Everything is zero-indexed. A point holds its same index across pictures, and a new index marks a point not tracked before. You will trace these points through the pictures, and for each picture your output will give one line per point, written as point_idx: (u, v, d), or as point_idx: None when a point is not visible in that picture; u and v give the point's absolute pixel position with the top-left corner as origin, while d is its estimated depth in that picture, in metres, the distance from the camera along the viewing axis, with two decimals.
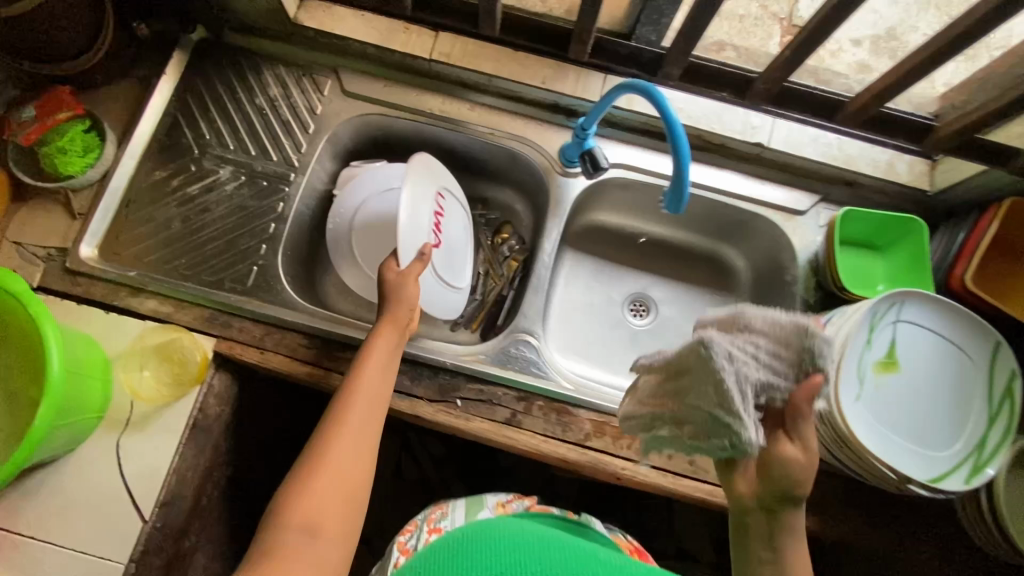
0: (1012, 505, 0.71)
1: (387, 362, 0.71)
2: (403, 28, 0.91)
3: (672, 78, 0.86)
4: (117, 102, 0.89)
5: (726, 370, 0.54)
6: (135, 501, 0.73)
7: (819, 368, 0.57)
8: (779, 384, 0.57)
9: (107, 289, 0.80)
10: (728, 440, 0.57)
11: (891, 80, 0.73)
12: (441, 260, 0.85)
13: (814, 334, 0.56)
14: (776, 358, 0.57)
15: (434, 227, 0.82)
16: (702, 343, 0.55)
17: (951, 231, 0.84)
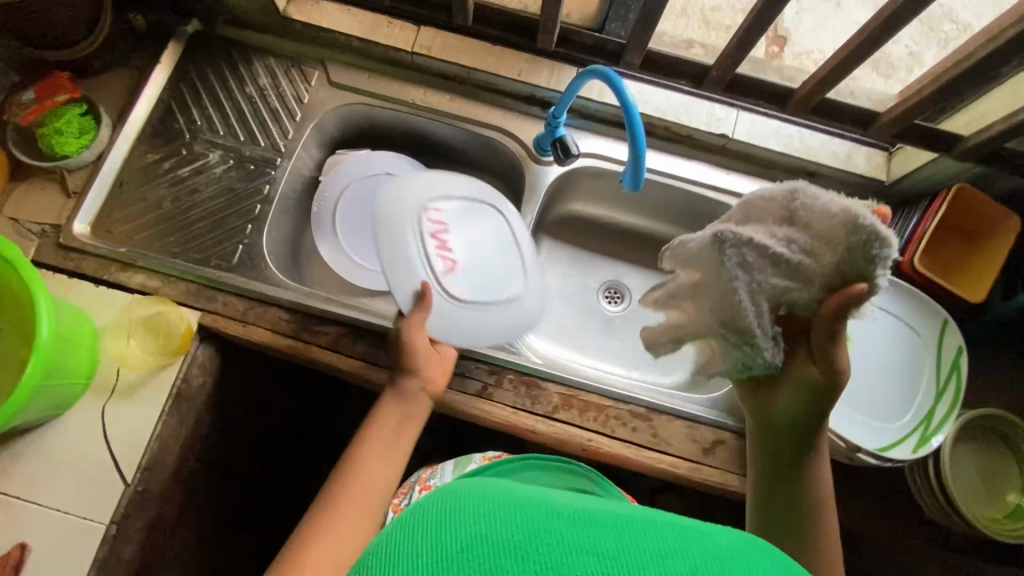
0: (960, 484, 0.75)
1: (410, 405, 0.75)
2: (386, 22, 0.93)
3: (633, 66, 0.90)
4: (113, 88, 0.92)
5: (737, 277, 0.58)
6: (118, 465, 0.77)
7: (865, 271, 0.56)
8: (809, 286, 0.59)
9: (98, 263, 0.84)
10: (746, 358, 0.62)
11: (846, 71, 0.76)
12: (469, 285, 0.82)
13: (864, 228, 0.54)
14: (814, 257, 0.57)
15: (440, 252, 0.80)
16: (717, 242, 0.58)
17: (905, 217, 0.87)
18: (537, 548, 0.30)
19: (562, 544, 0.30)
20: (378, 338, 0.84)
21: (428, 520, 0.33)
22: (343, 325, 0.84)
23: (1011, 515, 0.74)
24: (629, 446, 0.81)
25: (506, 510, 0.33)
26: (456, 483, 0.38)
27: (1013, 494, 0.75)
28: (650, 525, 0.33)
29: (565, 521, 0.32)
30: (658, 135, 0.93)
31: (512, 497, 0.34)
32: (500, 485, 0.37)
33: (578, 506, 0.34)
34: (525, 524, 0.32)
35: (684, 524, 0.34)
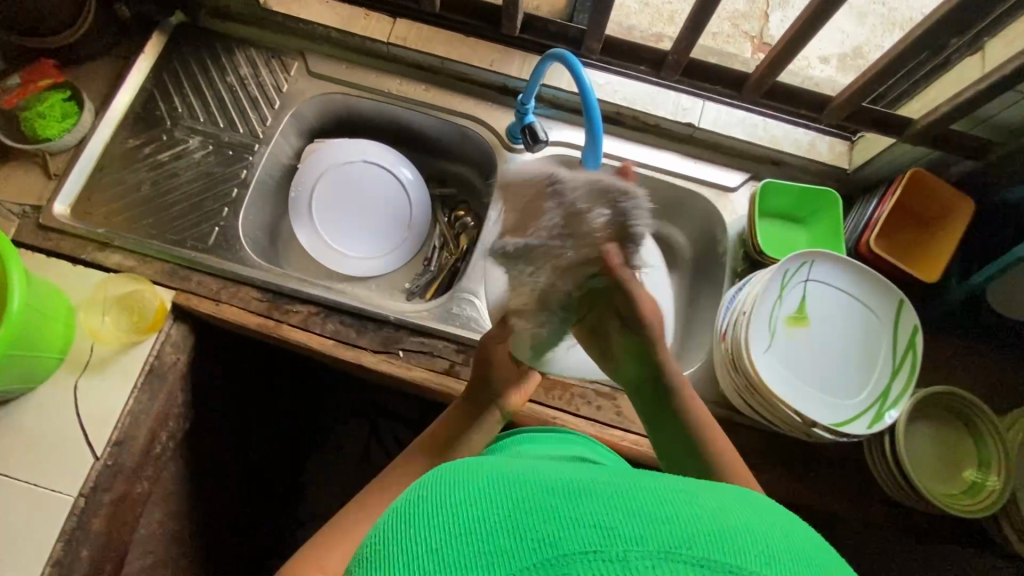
0: (914, 459, 0.76)
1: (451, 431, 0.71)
2: (363, 15, 0.96)
3: (594, 53, 0.92)
4: (97, 76, 0.94)
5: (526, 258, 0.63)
6: (88, 438, 0.78)
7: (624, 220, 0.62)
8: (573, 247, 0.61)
9: (76, 244, 0.86)
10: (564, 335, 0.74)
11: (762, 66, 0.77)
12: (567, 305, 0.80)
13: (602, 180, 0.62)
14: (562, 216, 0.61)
15: None
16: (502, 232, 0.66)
17: (865, 204, 0.89)
18: (528, 527, 0.30)
19: (553, 520, 0.30)
20: (350, 317, 0.85)
21: (427, 508, 0.33)
22: (314, 305, 0.85)
23: (969, 491, 0.74)
24: (593, 424, 0.82)
25: (498, 493, 0.32)
26: (462, 466, 0.38)
27: (970, 470, 0.76)
28: (649, 495, 0.31)
29: (558, 496, 0.31)
30: (627, 124, 0.95)
31: (508, 478, 0.34)
32: (504, 465, 0.37)
33: (577, 480, 0.33)
34: (518, 502, 0.31)
35: (688, 493, 0.32)
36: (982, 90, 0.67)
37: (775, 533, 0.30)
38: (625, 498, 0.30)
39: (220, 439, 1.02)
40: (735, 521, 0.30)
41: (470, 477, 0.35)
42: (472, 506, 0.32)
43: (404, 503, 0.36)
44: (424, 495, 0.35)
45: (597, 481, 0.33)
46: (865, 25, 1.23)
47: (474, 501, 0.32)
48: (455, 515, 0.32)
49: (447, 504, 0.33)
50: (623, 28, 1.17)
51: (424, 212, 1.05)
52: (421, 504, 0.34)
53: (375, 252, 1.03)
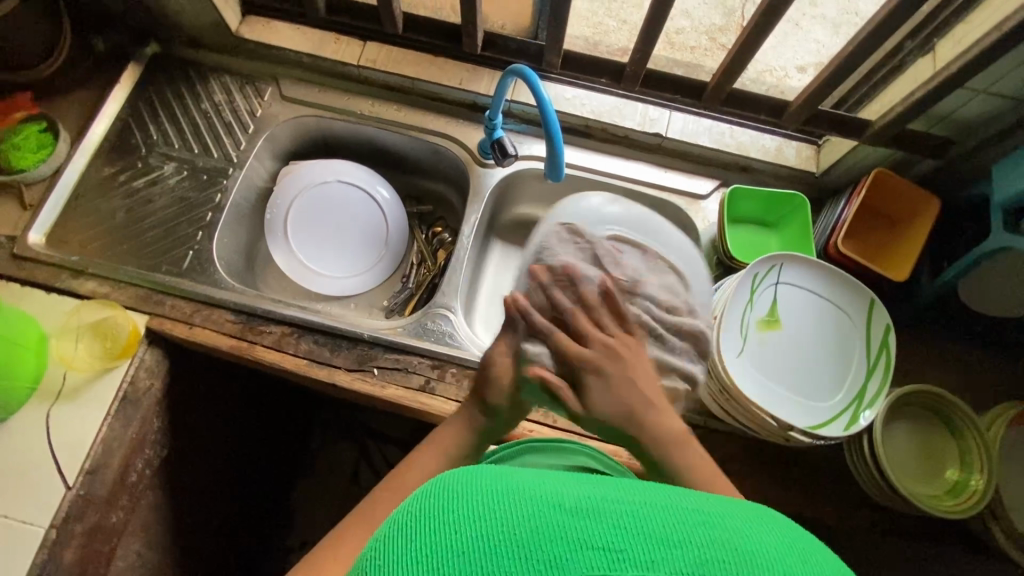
0: (893, 458, 0.75)
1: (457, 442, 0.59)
2: (334, 39, 0.98)
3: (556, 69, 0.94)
4: (73, 108, 0.96)
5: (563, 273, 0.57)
6: (60, 468, 0.77)
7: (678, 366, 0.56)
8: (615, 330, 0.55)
9: (50, 272, 0.86)
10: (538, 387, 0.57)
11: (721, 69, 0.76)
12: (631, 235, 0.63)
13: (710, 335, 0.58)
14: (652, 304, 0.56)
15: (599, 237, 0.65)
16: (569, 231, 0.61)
17: (833, 206, 0.89)
18: (535, 548, 0.27)
19: (563, 543, 0.28)
20: (325, 337, 0.85)
21: (421, 525, 0.30)
22: (287, 324, 0.85)
23: (951, 491, 0.73)
24: (571, 436, 0.81)
25: (503, 507, 0.30)
26: (453, 472, 0.35)
27: (952, 469, 0.75)
28: (656, 513, 0.30)
29: (563, 513, 0.29)
30: (596, 136, 0.97)
31: (511, 488, 0.31)
32: (500, 468, 0.35)
33: (580, 491, 0.31)
34: (523, 519, 0.29)
35: (692, 506, 0.31)
36: (932, 90, 0.68)
37: (802, 561, 0.29)
38: (634, 518, 0.29)
39: (201, 465, 1.01)
40: (740, 535, 0.29)
41: (468, 487, 0.32)
42: (473, 524, 0.29)
43: (394, 521, 0.33)
44: (416, 510, 0.32)
45: (601, 492, 0.31)
46: (837, 34, 1.25)
47: (477, 518, 0.29)
48: (455, 535, 0.29)
49: (442, 519, 0.30)
50: (597, 45, 1.20)
51: (401, 230, 1.05)
52: (416, 521, 0.31)
53: (353, 271, 1.03)
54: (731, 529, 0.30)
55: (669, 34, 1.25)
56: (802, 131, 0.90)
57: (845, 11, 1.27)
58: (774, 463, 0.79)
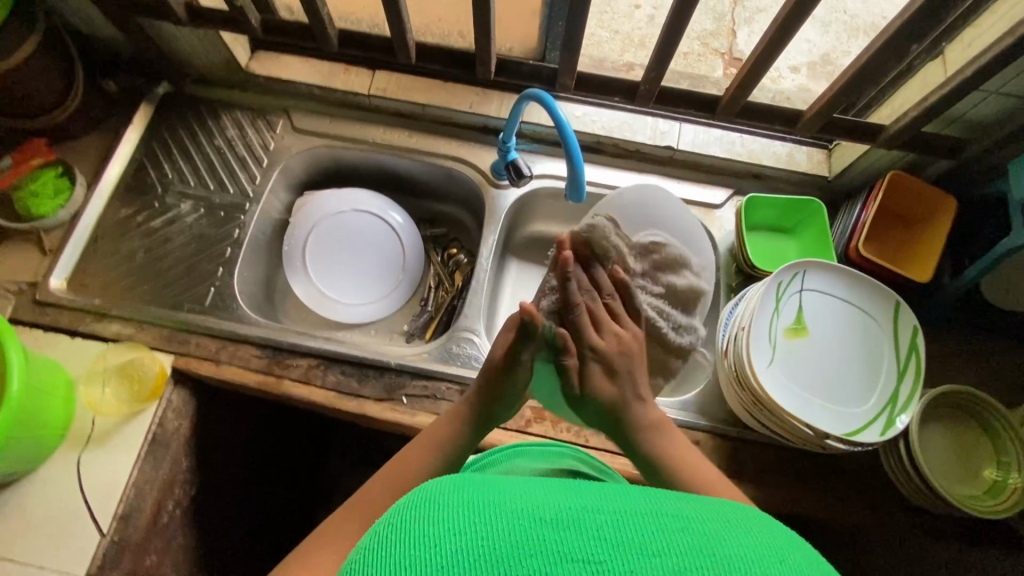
0: (929, 460, 0.75)
1: (449, 433, 0.61)
2: (343, 69, 0.99)
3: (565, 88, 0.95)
4: (88, 151, 0.97)
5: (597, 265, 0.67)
6: (94, 515, 0.77)
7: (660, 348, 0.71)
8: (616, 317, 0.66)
9: (73, 316, 0.86)
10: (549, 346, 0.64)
11: (735, 84, 0.77)
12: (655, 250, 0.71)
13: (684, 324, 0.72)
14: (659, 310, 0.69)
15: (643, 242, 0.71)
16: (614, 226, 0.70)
17: (849, 209, 0.90)
18: (515, 560, 0.28)
19: (544, 555, 0.29)
20: (351, 367, 0.85)
21: (403, 538, 0.31)
22: (313, 357, 0.85)
23: (990, 491, 0.73)
24: (604, 454, 0.81)
25: (483, 521, 0.31)
26: (433, 484, 0.36)
27: (989, 469, 0.74)
28: (639, 523, 0.31)
29: (543, 526, 0.30)
30: (608, 152, 0.97)
31: (492, 504, 0.32)
32: (479, 481, 0.36)
33: (558, 503, 0.32)
34: (502, 533, 0.30)
35: (673, 513, 0.32)
36: (947, 93, 0.68)
37: (782, 562, 0.30)
38: (615, 529, 0.30)
39: (226, 501, 0.99)
40: (722, 540, 0.30)
41: (451, 503, 0.33)
42: (453, 539, 0.30)
43: (377, 532, 0.33)
44: (398, 523, 0.33)
45: (581, 504, 0.33)
46: (830, 33, 1.27)
47: (456, 531, 0.30)
48: (435, 550, 0.29)
49: (425, 532, 0.31)
50: (600, 61, 1.21)
51: (417, 254, 1.05)
52: (397, 534, 0.31)
53: (371, 298, 1.03)
54: (709, 535, 0.31)
55: None
56: (813, 136, 0.91)
57: (834, 10, 1.29)
58: (811, 472, 0.79)
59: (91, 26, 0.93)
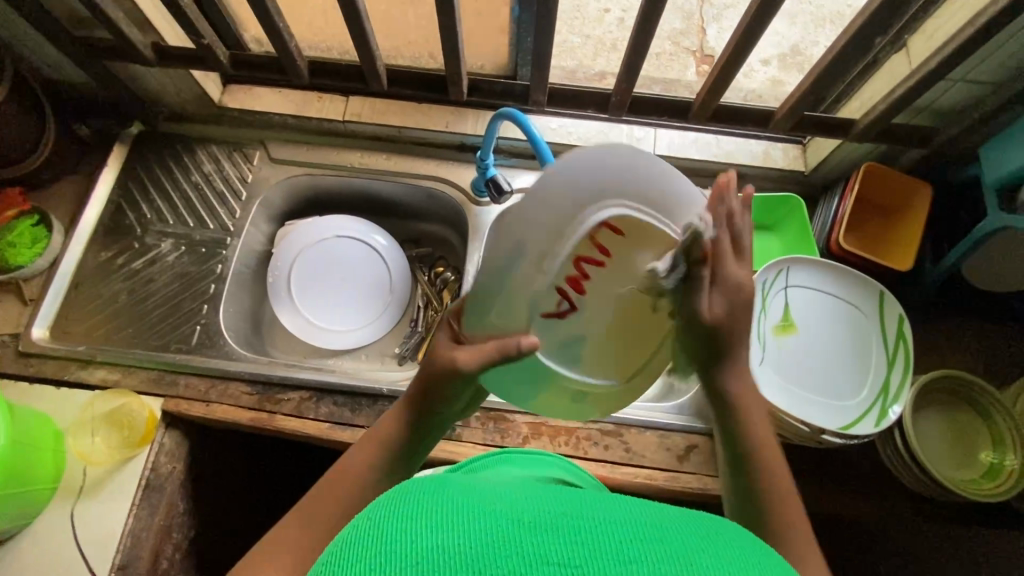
0: (927, 448, 0.75)
1: (396, 428, 0.55)
2: (316, 97, 0.99)
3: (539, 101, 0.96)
4: (63, 197, 0.95)
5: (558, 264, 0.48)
6: (90, 567, 0.75)
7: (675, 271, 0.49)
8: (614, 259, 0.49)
9: (58, 365, 0.85)
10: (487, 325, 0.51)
11: (707, 88, 0.77)
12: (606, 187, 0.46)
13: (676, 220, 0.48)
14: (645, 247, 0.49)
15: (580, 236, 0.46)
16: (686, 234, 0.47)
17: (827, 203, 0.91)
18: (490, 560, 0.28)
19: (521, 557, 0.29)
20: (342, 396, 0.84)
21: (378, 533, 0.30)
22: (304, 389, 0.84)
23: (987, 474, 0.73)
24: (604, 465, 0.81)
25: (461, 521, 0.31)
26: (418, 484, 0.36)
27: (986, 452, 0.75)
28: (618, 531, 0.31)
29: (523, 528, 0.30)
30: None
31: (472, 506, 0.32)
32: (461, 487, 0.36)
33: (539, 509, 0.32)
34: (479, 535, 0.30)
35: (656, 525, 0.32)
36: (912, 86, 0.69)
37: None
38: (595, 534, 0.30)
39: (228, 538, 0.97)
40: (700, 550, 0.30)
41: (431, 503, 0.33)
42: (430, 536, 0.30)
43: (356, 524, 0.33)
44: (378, 516, 0.32)
45: (563, 509, 0.33)
46: (798, 25, 1.28)
47: (435, 528, 0.30)
48: (412, 544, 0.29)
49: (403, 528, 0.31)
50: (572, 71, 1.22)
51: (404, 276, 1.05)
52: (376, 527, 0.31)
53: (360, 323, 1.03)
54: (691, 545, 0.31)
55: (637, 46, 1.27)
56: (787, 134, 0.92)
57: (800, 1, 1.31)
58: (809, 468, 0.79)
59: (56, 71, 0.92)
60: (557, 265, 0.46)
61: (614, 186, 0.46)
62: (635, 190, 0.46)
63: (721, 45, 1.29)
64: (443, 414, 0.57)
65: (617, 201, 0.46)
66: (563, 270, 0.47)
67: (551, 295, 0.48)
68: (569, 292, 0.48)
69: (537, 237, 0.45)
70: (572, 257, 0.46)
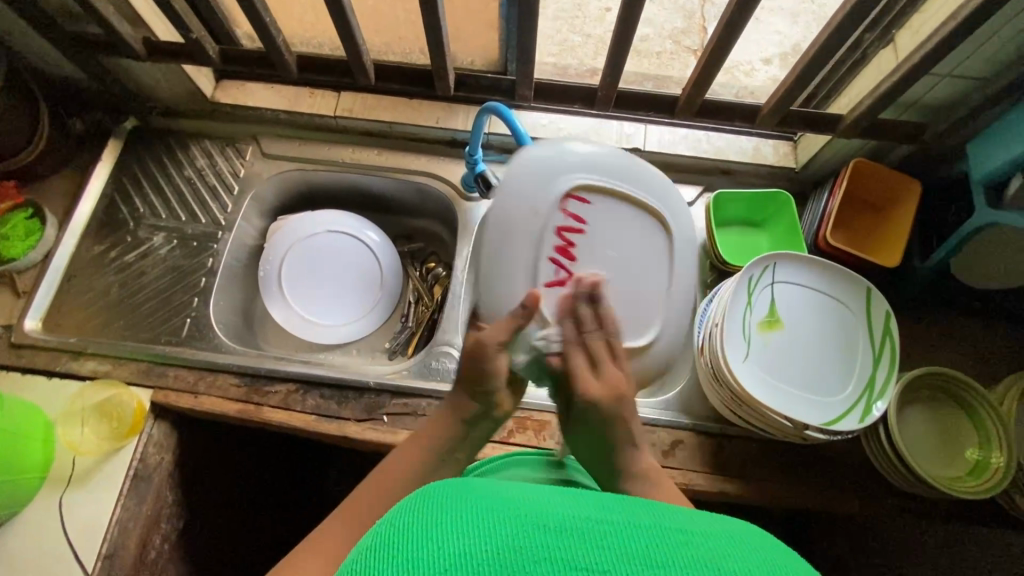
0: (911, 445, 0.75)
1: (440, 431, 0.60)
2: (308, 93, 1.00)
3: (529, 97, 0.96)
4: (57, 191, 0.96)
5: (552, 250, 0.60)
6: (78, 556, 0.76)
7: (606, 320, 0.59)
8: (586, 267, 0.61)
9: (50, 357, 0.86)
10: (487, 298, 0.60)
11: (692, 83, 0.77)
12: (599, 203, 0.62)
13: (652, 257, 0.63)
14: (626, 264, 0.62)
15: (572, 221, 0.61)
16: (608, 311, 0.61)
17: (816, 199, 0.91)
18: (523, 564, 0.31)
19: (548, 561, 0.32)
20: (330, 389, 0.85)
21: (413, 541, 0.33)
22: (292, 382, 0.85)
23: (972, 472, 0.73)
24: None
25: (488, 529, 0.33)
26: (441, 494, 0.38)
27: (971, 449, 0.74)
28: (637, 535, 0.34)
29: (547, 534, 0.33)
30: None
31: (499, 511, 0.35)
32: (479, 493, 0.38)
33: (558, 513, 0.35)
34: (506, 543, 0.32)
35: (666, 526, 0.36)
36: (897, 80, 0.68)
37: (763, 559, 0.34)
38: (612, 539, 0.34)
39: (218, 531, 0.98)
40: (709, 548, 0.34)
41: (459, 510, 0.35)
42: (462, 547, 0.32)
43: (383, 532, 0.35)
44: (408, 524, 0.35)
45: (581, 514, 0.36)
46: (799, 24, 1.27)
47: (466, 537, 0.33)
48: (446, 553, 0.32)
49: (436, 537, 0.33)
50: (564, 69, 1.22)
51: (395, 271, 1.05)
52: (408, 537, 0.34)
53: (351, 317, 1.03)
54: (698, 545, 0.34)
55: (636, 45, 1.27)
56: (777, 130, 0.92)
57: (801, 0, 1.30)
58: (793, 463, 0.79)
59: (50, 66, 0.93)
60: (544, 236, 0.59)
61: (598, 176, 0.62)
62: (584, 168, 0.62)
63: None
64: (488, 406, 0.62)
65: (577, 175, 0.61)
66: (550, 242, 0.59)
67: (547, 266, 0.59)
68: (561, 260, 0.60)
69: (519, 214, 0.59)
70: (554, 229, 0.60)
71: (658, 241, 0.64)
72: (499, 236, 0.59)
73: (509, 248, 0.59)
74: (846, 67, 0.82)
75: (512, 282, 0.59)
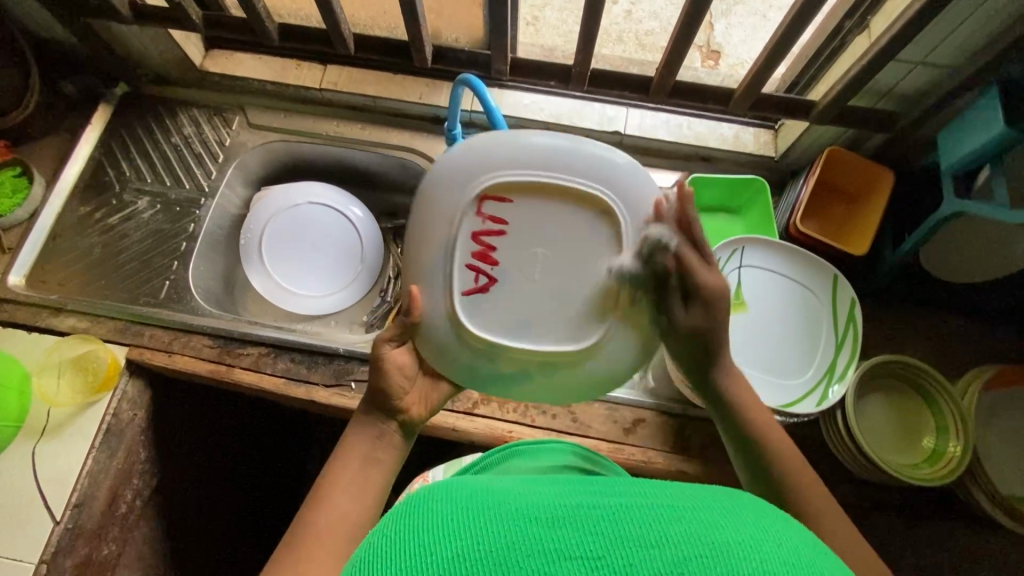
0: (868, 431, 0.76)
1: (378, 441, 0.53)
2: (295, 65, 1.01)
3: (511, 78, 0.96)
4: (46, 151, 0.98)
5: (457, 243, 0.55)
6: (46, 503, 0.78)
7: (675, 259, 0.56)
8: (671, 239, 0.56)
9: (31, 311, 0.88)
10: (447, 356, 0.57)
11: (664, 64, 0.77)
12: (514, 199, 0.56)
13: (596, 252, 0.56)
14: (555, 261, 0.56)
15: (488, 228, 0.56)
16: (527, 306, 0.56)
17: (792, 188, 0.91)
18: (512, 563, 0.28)
19: (539, 554, 0.29)
20: (301, 354, 0.86)
21: (394, 548, 0.31)
22: (263, 345, 0.86)
23: (929, 459, 0.73)
24: (549, 434, 0.81)
25: (479, 525, 0.31)
26: (431, 494, 0.36)
27: (928, 438, 0.75)
28: (632, 515, 0.31)
29: (538, 526, 0.30)
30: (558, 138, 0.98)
31: (491, 508, 0.32)
32: (472, 490, 0.36)
33: (552, 503, 0.33)
34: (497, 539, 0.30)
35: (668, 505, 0.32)
36: (865, 65, 0.69)
37: (778, 544, 0.30)
38: (612, 524, 0.30)
39: (188, 492, 0.99)
40: (714, 527, 0.30)
41: (444, 509, 0.33)
42: (449, 547, 0.30)
43: (371, 540, 0.33)
44: (391, 532, 0.33)
45: (577, 502, 0.33)
46: None
47: (455, 537, 0.30)
48: (432, 554, 0.30)
49: (419, 541, 0.31)
50: (550, 49, 1.17)
51: (375, 246, 1.07)
52: (392, 544, 0.31)
53: (330, 289, 1.05)
54: (703, 523, 0.31)
55: (638, 35, 1.23)
56: (756, 117, 0.92)
57: None
58: None
59: (45, 29, 0.95)
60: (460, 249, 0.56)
61: (505, 166, 0.56)
62: (508, 163, 0.56)
63: (729, 43, 1.19)
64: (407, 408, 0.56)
65: (490, 173, 0.55)
66: (465, 247, 0.56)
67: (465, 274, 0.56)
68: (480, 266, 0.56)
69: (433, 218, 0.56)
70: (470, 233, 0.56)
71: (588, 240, 0.56)
72: (418, 242, 0.57)
73: (426, 257, 0.56)
74: (822, 54, 0.82)
75: (431, 288, 0.56)
